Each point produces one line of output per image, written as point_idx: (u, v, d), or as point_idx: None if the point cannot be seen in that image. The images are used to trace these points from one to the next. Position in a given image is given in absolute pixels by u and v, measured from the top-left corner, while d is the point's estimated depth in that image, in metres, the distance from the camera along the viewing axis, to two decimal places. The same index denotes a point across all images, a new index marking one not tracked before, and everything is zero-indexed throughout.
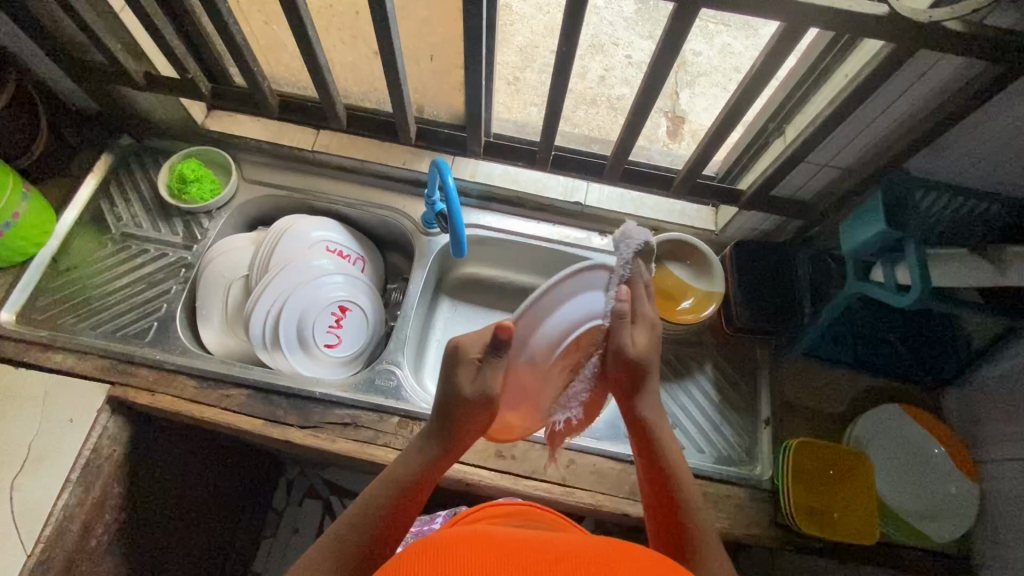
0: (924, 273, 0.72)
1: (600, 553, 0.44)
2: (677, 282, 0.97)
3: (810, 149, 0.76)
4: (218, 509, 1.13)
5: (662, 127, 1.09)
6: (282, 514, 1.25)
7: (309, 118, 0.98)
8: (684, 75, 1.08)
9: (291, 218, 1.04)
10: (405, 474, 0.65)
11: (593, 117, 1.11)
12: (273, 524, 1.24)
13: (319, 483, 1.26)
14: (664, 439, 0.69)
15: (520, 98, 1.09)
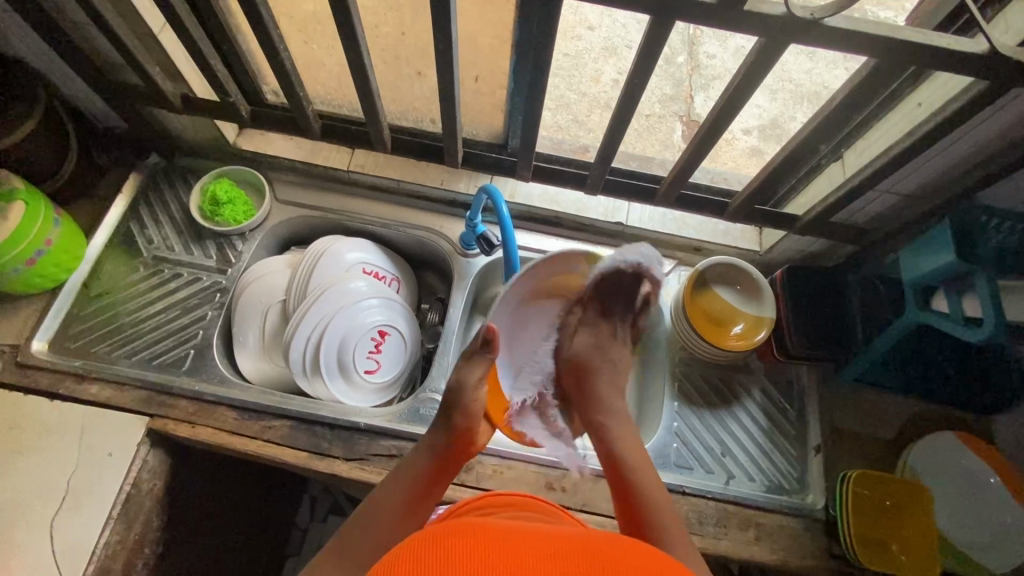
0: (997, 306, 0.70)
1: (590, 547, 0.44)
2: (727, 306, 0.95)
3: (879, 179, 0.74)
4: (246, 532, 1.10)
5: (678, 131, 1.11)
6: (306, 531, 1.24)
7: (351, 140, 0.95)
8: (699, 79, 1.13)
9: (327, 239, 1.03)
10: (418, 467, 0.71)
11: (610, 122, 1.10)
12: (297, 542, 1.23)
13: (343, 500, 1.25)
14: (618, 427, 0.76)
15: None
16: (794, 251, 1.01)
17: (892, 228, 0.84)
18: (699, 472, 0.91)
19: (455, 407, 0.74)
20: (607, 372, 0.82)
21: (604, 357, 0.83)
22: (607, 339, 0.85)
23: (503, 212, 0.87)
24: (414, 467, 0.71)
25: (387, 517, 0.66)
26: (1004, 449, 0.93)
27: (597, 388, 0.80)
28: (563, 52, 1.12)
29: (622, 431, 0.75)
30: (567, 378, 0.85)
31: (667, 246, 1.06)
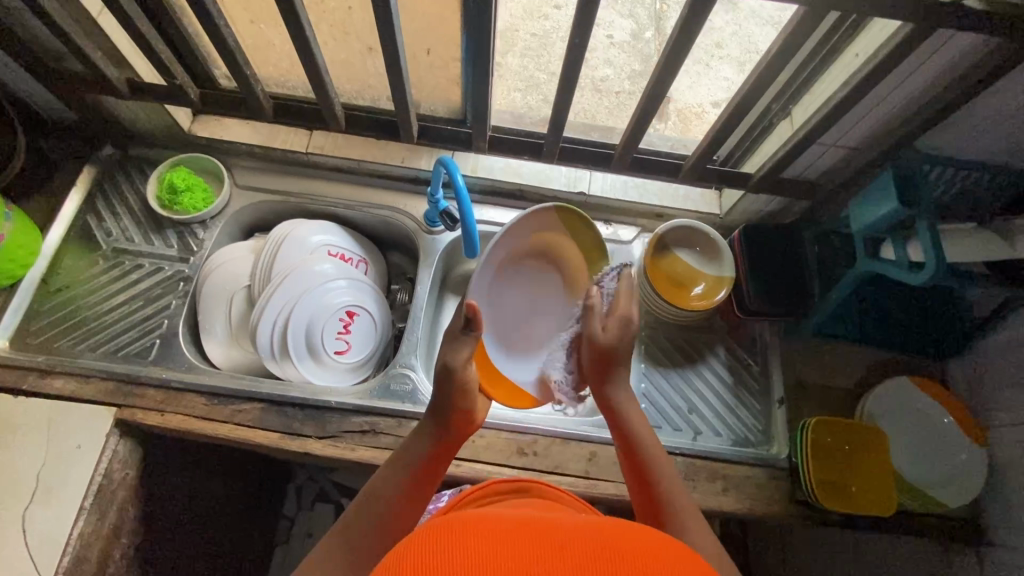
0: (938, 250, 0.72)
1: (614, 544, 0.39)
2: (688, 268, 0.97)
3: (822, 131, 0.76)
4: (236, 524, 1.13)
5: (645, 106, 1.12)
6: (294, 519, 1.28)
7: (305, 119, 0.95)
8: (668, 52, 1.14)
9: (289, 223, 1.03)
10: (412, 459, 0.71)
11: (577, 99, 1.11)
12: (286, 531, 1.27)
13: (329, 487, 1.30)
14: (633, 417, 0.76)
15: (503, 84, 1.10)
16: (752, 212, 1.04)
17: (841, 181, 0.87)
18: (667, 430, 0.94)
19: (449, 393, 0.74)
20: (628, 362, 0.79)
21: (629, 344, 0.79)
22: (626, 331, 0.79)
23: (461, 185, 0.83)
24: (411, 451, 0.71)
25: (388, 504, 0.66)
26: (958, 393, 0.97)
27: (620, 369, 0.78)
28: (529, 32, 1.11)
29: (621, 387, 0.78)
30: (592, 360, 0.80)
31: (630, 213, 1.09)
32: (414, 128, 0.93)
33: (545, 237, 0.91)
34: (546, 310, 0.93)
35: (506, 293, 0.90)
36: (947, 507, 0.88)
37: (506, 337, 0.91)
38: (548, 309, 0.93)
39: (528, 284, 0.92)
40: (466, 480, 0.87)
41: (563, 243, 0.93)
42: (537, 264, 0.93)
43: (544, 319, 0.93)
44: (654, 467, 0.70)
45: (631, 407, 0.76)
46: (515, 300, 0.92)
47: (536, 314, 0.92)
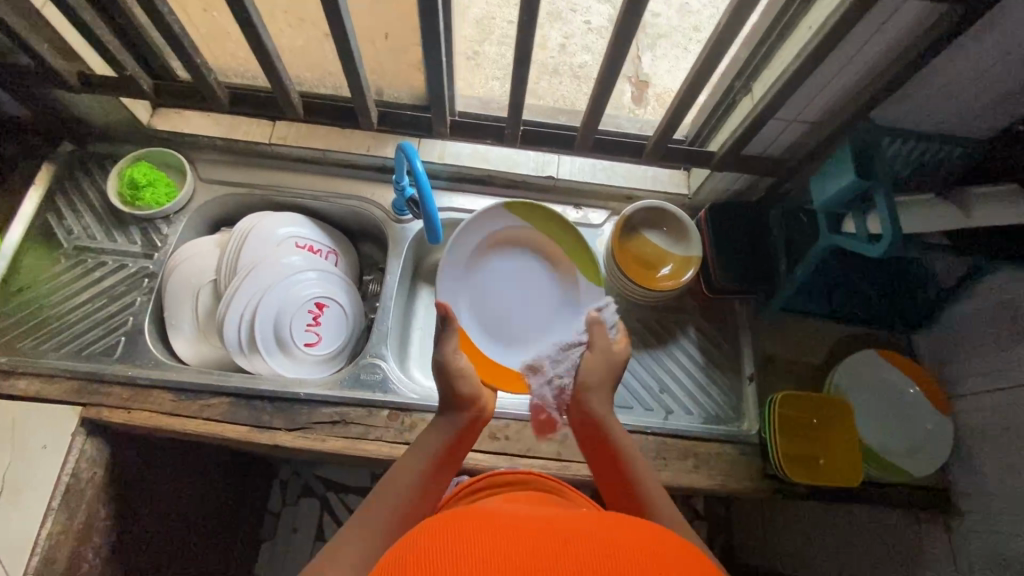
0: (895, 223, 0.72)
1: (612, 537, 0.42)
2: (656, 249, 0.98)
3: (778, 106, 0.76)
4: (218, 521, 1.13)
5: (626, 92, 1.08)
6: (279, 514, 1.28)
7: (263, 109, 0.93)
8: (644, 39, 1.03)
9: (255, 215, 1.02)
10: (433, 449, 0.69)
11: (558, 85, 1.07)
12: (271, 526, 1.27)
13: (313, 481, 1.30)
14: (610, 424, 0.73)
15: (481, 73, 1.04)
16: (720, 192, 1.04)
17: (802, 156, 0.87)
18: (638, 410, 0.95)
19: (464, 384, 0.74)
20: (604, 372, 0.76)
21: (611, 359, 0.78)
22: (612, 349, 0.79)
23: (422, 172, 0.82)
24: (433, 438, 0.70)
25: (410, 493, 0.64)
26: (926, 365, 0.98)
27: (601, 382, 0.76)
28: (506, 19, 1.03)
29: (603, 400, 0.74)
30: (597, 369, 0.76)
31: (599, 196, 1.09)
32: (373, 114, 0.92)
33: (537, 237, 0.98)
34: (531, 301, 0.96)
35: (486, 283, 0.95)
36: (911, 476, 0.90)
37: (490, 325, 0.94)
38: (533, 301, 0.97)
39: (512, 278, 0.97)
40: None
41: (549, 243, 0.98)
42: (521, 260, 0.98)
43: (530, 311, 0.97)
44: (641, 479, 0.67)
45: (607, 415, 0.73)
46: (499, 291, 0.96)
47: (520, 306, 0.96)
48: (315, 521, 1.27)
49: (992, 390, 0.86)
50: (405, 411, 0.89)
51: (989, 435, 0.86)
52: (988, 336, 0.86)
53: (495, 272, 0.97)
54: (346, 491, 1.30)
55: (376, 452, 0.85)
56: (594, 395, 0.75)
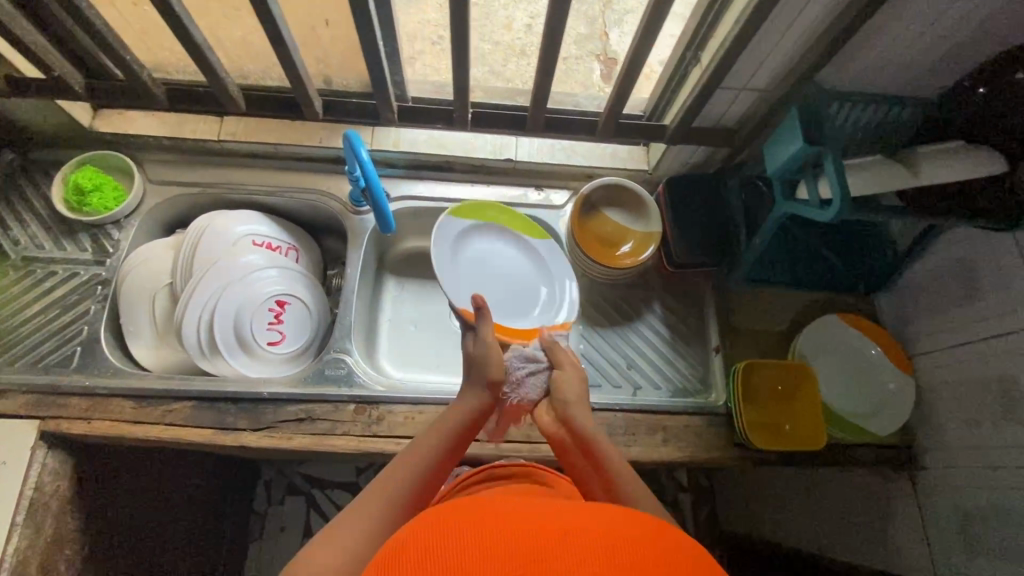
0: (843, 187, 0.72)
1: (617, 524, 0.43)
2: (617, 227, 0.98)
3: (724, 73, 0.75)
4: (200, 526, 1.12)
5: (596, 70, 1.05)
6: (265, 515, 1.28)
7: (202, 103, 0.90)
8: (612, 14, 1.03)
9: (209, 215, 0.99)
10: (449, 428, 0.69)
11: (526, 68, 1.04)
12: (258, 527, 1.27)
13: (298, 479, 1.30)
14: (594, 440, 0.70)
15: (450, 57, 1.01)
16: (679, 165, 1.04)
17: (754, 125, 0.87)
18: (607, 388, 0.95)
19: (492, 367, 0.74)
20: (578, 395, 0.75)
21: (579, 379, 0.77)
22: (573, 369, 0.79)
23: (368, 160, 0.80)
24: (453, 415, 0.71)
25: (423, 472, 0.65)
26: (888, 326, 1.00)
27: (580, 402, 0.74)
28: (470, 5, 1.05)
29: (585, 416, 0.73)
30: (571, 389, 0.75)
31: (560, 176, 1.08)
32: (317, 104, 0.89)
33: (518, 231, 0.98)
34: (521, 262, 0.97)
35: (472, 270, 0.92)
36: (877, 437, 0.92)
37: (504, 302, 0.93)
38: (522, 271, 0.97)
39: (493, 254, 0.97)
40: None
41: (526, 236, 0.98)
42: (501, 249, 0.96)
43: (515, 293, 0.95)
44: (628, 489, 0.64)
45: (591, 431, 0.71)
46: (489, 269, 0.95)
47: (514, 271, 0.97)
48: (303, 518, 1.27)
49: (953, 347, 0.87)
50: (372, 404, 0.88)
51: (949, 390, 0.87)
52: (946, 294, 0.87)
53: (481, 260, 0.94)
54: (331, 486, 1.30)
55: (344, 446, 0.85)
56: (576, 417, 0.72)
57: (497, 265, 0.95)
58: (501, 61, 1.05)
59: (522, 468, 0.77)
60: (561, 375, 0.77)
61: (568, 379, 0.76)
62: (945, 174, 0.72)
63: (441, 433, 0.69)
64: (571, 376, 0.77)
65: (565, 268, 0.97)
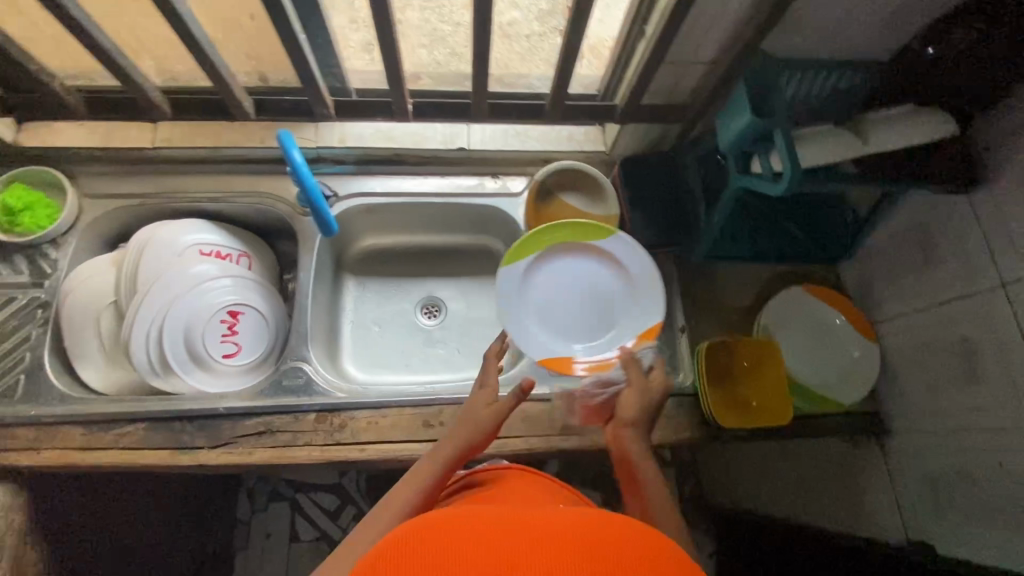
0: (793, 156, 0.70)
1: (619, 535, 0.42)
2: (575, 212, 0.95)
3: (664, 48, 0.73)
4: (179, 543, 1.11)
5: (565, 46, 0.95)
6: (249, 523, 1.27)
7: (127, 111, 0.85)
8: None
9: (151, 226, 0.95)
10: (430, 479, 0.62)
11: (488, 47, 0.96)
12: (244, 536, 1.26)
13: (281, 485, 1.29)
14: (637, 456, 0.72)
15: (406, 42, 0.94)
16: (637, 144, 1.02)
17: (704, 99, 0.85)
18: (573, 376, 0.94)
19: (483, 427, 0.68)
20: (638, 411, 0.75)
21: (643, 397, 0.76)
22: (643, 386, 0.77)
23: (299, 160, 0.77)
24: (446, 448, 0.65)
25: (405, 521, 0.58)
26: (853, 294, 0.99)
27: (634, 421, 0.75)
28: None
29: (636, 437, 0.74)
30: (630, 408, 0.75)
31: (518, 162, 1.05)
32: (247, 106, 0.86)
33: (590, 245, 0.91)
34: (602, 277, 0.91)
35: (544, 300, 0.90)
36: (843, 405, 0.91)
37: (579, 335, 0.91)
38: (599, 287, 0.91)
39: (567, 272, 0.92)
40: (375, 463, 0.85)
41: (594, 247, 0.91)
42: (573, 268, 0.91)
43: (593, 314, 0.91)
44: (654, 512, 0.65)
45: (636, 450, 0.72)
46: (568, 292, 0.91)
47: (599, 291, 0.92)
48: (288, 523, 1.26)
49: (914, 312, 0.86)
50: (333, 411, 0.86)
51: (911, 355, 0.87)
52: (907, 260, 0.86)
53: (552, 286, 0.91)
54: (314, 489, 1.29)
55: (306, 457, 0.83)
56: (625, 434, 0.74)
57: (569, 290, 0.91)
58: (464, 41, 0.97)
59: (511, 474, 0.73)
60: (635, 386, 0.77)
61: (638, 390, 0.76)
62: (893, 141, 0.70)
63: (432, 466, 0.63)
64: (648, 390, 0.77)
65: (651, 279, 0.90)
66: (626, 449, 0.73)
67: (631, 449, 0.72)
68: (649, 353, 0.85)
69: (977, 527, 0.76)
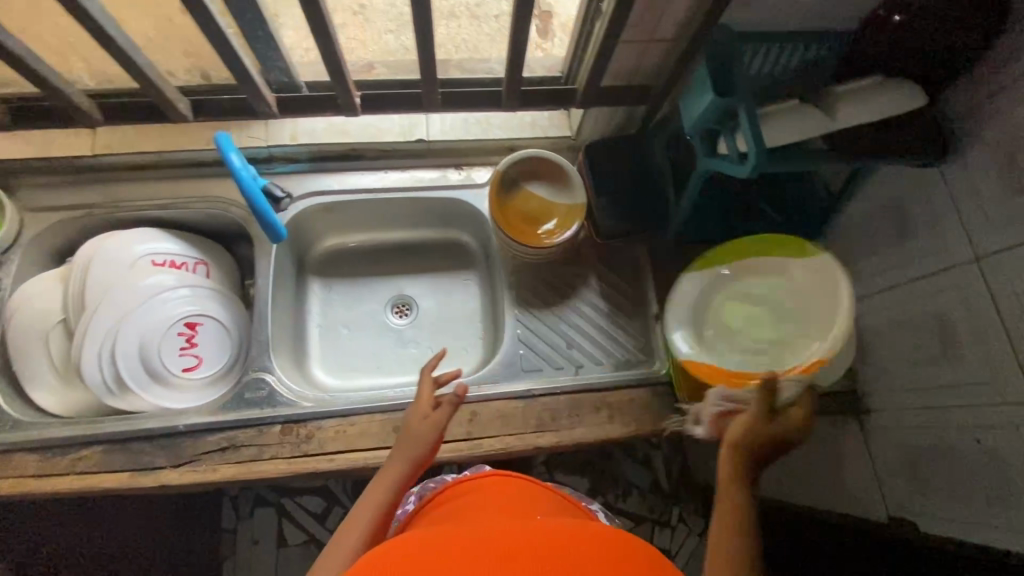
0: (757, 138, 0.67)
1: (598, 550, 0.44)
2: (541, 203, 0.92)
3: (614, 27, 0.70)
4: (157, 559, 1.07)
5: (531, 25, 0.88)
6: (235, 530, 1.20)
7: (61, 119, 0.81)
8: None
9: (97, 239, 0.90)
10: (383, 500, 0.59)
11: (457, 29, 0.88)
12: (229, 543, 1.20)
13: (265, 490, 1.22)
14: (741, 492, 0.58)
15: (371, 27, 0.89)
16: (603, 127, 0.99)
17: (665, 79, 0.82)
18: (547, 370, 0.92)
19: (421, 443, 0.64)
20: (759, 441, 0.61)
21: (769, 427, 0.61)
22: (772, 420, 0.62)
23: (239, 164, 0.80)
24: (391, 471, 0.62)
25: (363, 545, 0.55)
26: None
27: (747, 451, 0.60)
28: None
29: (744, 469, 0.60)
30: (745, 434, 0.61)
31: (482, 152, 1.01)
32: (184, 109, 0.81)
33: (761, 260, 0.83)
34: (765, 301, 0.83)
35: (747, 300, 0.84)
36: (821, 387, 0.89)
37: (796, 351, 0.78)
38: (760, 314, 0.83)
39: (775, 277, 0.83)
40: (345, 472, 0.82)
41: (769, 266, 0.83)
42: (766, 277, 0.83)
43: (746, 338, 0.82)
44: None
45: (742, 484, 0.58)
46: (750, 303, 0.84)
47: (760, 316, 0.83)
48: (275, 530, 1.20)
49: (888, 289, 0.84)
50: (298, 422, 0.83)
51: (885, 333, 0.85)
52: (880, 236, 0.84)
53: (752, 287, 0.84)
54: (299, 493, 1.23)
55: (272, 471, 0.80)
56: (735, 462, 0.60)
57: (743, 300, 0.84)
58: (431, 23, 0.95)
59: (489, 479, 0.70)
60: (756, 411, 0.62)
61: (759, 418, 0.61)
62: (860, 117, 0.68)
63: (380, 489, 0.60)
64: (774, 425, 0.61)
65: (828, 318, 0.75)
66: (727, 476, 0.59)
67: (734, 479, 0.59)
68: (794, 390, 0.68)
69: (941, 500, 0.76)
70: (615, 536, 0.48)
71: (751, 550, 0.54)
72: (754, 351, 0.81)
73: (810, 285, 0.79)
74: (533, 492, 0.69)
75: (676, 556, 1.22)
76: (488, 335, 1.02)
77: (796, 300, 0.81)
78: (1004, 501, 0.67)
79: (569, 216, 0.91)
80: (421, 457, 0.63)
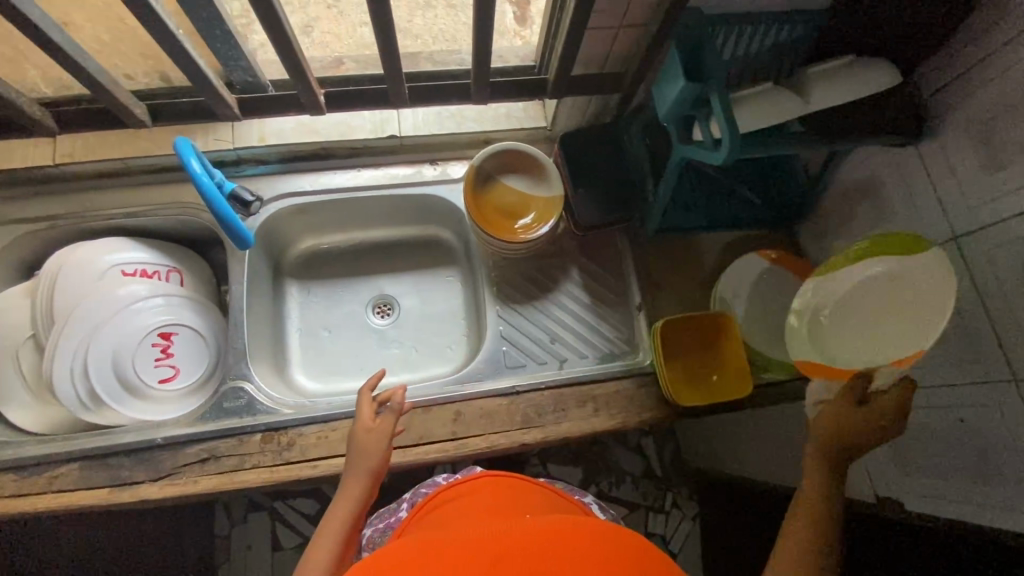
0: (730, 124, 0.65)
1: (593, 540, 0.44)
2: (519, 196, 0.91)
3: (580, 16, 0.68)
4: None
5: (507, 14, 0.93)
6: (229, 536, 1.14)
7: (16, 130, 0.79)
8: None
9: (62, 251, 0.87)
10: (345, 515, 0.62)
11: (434, 20, 0.92)
12: (224, 548, 1.14)
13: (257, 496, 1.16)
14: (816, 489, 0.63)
15: (347, 22, 0.92)
16: (578, 117, 0.98)
17: (636, 66, 0.80)
18: (531, 366, 0.92)
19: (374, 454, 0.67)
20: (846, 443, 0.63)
21: (855, 422, 0.62)
22: (864, 413, 0.62)
23: (195, 168, 0.76)
24: (352, 487, 0.65)
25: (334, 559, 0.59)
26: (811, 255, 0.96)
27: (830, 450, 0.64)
28: None
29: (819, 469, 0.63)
30: (827, 425, 0.64)
31: (456, 146, 1.00)
32: (140, 113, 0.77)
33: (858, 255, 0.71)
34: (873, 296, 0.71)
35: (847, 298, 0.73)
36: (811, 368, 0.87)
37: (904, 346, 0.69)
38: (865, 309, 0.72)
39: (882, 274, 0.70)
40: (328, 479, 0.81)
41: (866, 263, 0.71)
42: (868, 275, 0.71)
43: (852, 335, 0.74)
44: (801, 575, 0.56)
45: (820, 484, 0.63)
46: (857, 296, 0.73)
47: (864, 311, 0.72)
48: (269, 536, 1.14)
49: None
50: (279, 430, 0.82)
51: None
52: (857, 218, 0.84)
53: (855, 284, 0.73)
54: (292, 496, 1.16)
55: (254, 481, 0.79)
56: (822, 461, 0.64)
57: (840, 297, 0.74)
58: (404, 14, 0.93)
59: (474, 483, 0.69)
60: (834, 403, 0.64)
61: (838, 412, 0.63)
62: (833, 99, 0.67)
63: (343, 505, 0.64)
64: (857, 416, 0.63)
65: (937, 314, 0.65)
66: (810, 474, 0.64)
67: (815, 476, 0.63)
68: (888, 381, 0.65)
69: (921, 480, 0.76)
70: (611, 527, 0.47)
71: (827, 538, 0.59)
72: (863, 347, 0.73)
73: (921, 288, 0.67)
74: (518, 489, 0.68)
75: (672, 541, 1.21)
76: (471, 333, 1.01)
77: (910, 295, 0.68)
78: (987, 481, 0.67)
79: (549, 209, 0.89)
80: (376, 467, 0.67)
